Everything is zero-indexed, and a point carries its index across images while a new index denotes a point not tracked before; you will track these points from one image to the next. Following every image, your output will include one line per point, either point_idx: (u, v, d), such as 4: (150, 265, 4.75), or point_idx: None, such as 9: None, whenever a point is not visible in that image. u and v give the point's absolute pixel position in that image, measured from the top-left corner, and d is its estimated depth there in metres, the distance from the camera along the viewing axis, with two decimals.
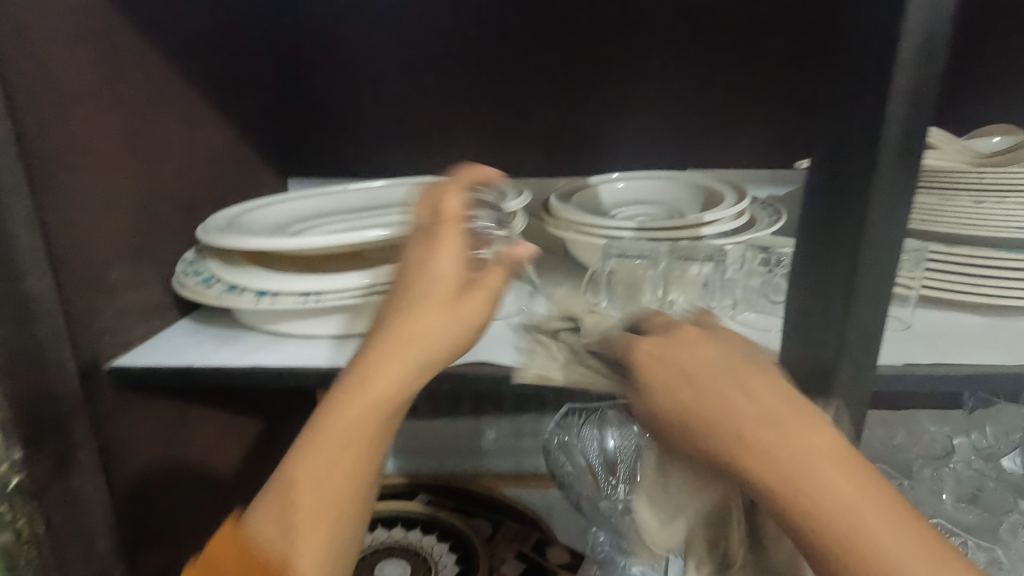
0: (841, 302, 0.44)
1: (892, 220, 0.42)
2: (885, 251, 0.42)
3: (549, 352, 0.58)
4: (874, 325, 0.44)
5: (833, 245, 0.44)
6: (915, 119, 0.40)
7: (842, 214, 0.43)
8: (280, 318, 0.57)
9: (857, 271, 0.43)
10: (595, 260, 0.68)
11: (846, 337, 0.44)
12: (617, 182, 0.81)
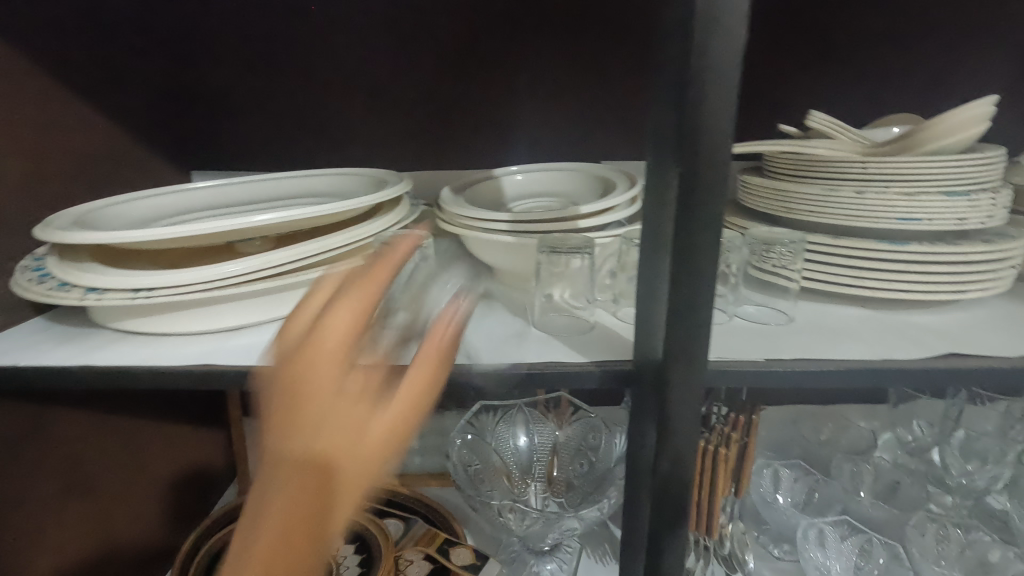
0: (669, 294, 0.43)
1: (714, 210, 0.41)
2: (707, 241, 0.41)
3: None
4: (705, 318, 0.43)
5: (661, 236, 0.43)
6: (730, 105, 0.39)
7: (666, 204, 0.42)
8: (123, 315, 0.55)
9: (681, 261, 0.42)
10: (485, 253, 0.66)
11: (676, 330, 0.43)
12: (516, 175, 0.79)
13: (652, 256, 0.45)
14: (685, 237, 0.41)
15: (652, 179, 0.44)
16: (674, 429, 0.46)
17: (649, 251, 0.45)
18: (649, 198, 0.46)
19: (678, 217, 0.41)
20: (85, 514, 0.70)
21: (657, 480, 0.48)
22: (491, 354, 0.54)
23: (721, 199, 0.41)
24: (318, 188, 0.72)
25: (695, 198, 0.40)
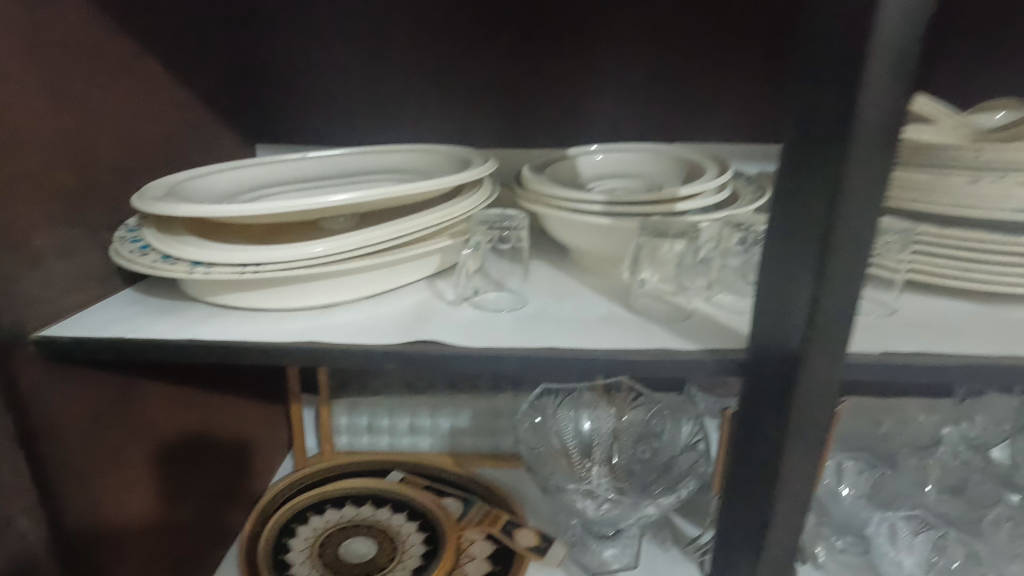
0: (811, 284, 0.41)
1: (868, 196, 0.39)
2: (856, 228, 0.39)
3: (509, 333, 0.54)
4: (848, 311, 0.41)
5: (803, 223, 0.41)
6: (893, 88, 0.36)
7: (814, 188, 0.40)
8: (221, 289, 0.55)
9: (829, 249, 0.40)
10: (573, 236, 0.64)
11: (814, 322, 0.42)
12: (596, 155, 0.76)
13: (788, 241, 0.43)
14: (837, 225, 0.39)
15: (792, 163, 0.42)
16: (799, 424, 0.45)
17: (785, 237, 0.43)
18: (783, 181, 0.43)
19: (830, 202, 0.39)
20: (165, 487, 0.71)
21: (774, 474, 0.46)
22: (596, 339, 0.53)
23: (877, 184, 0.38)
24: (396, 164, 0.70)
25: (850, 184, 0.38)
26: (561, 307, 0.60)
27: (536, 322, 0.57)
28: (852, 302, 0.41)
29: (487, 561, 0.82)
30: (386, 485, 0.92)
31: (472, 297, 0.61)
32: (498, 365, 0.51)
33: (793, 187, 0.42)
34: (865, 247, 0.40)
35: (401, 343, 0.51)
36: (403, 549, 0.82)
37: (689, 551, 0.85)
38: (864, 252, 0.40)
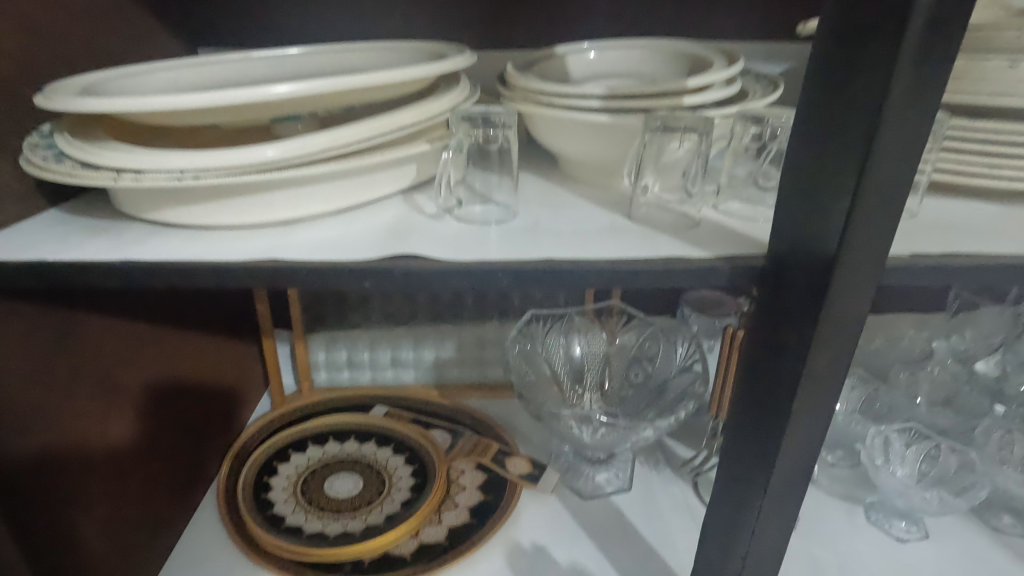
0: (855, 172, 0.35)
1: (934, 57, 0.32)
2: (915, 100, 0.33)
3: (500, 246, 0.48)
4: (895, 203, 0.35)
5: (849, 96, 0.35)
6: None
7: (866, 51, 0.33)
8: (162, 203, 0.47)
9: (881, 127, 0.33)
10: (567, 140, 0.57)
11: (856, 216, 0.35)
12: (588, 52, 0.68)
13: (825, 122, 0.37)
14: (893, 95, 0.32)
15: (839, 28, 0.35)
16: (829, 335, 0.40)
17: (823, 117, 0.37)
18: (824, 48, 0.36)
19: (885, 67, 0.32)
20: (125, 431, 0.65)
21: (794, 390, 0.42)
22: (596, 249, 0.47)
23: (947, 40, 0.31)
24: (361, 61, 0.61)
25: (915, 41, 0.31)
26: (556, 218, 0.54)
27: (529, 235, 0.50)
28: (901, 193, 0.35)
29: (478, 490, 0.79)
30: (370, 420, 0.88)
31: (454, 210, 0.54)
32: (488, 281, 0.45)
33: (843, 53, 0.35)
34: (923, 124, 0.34)
35: (375, 258, 0.45)
36: (391, 483, 0.79)
37: (682, 471, 0.84)
38: (920, 130, 0.34)
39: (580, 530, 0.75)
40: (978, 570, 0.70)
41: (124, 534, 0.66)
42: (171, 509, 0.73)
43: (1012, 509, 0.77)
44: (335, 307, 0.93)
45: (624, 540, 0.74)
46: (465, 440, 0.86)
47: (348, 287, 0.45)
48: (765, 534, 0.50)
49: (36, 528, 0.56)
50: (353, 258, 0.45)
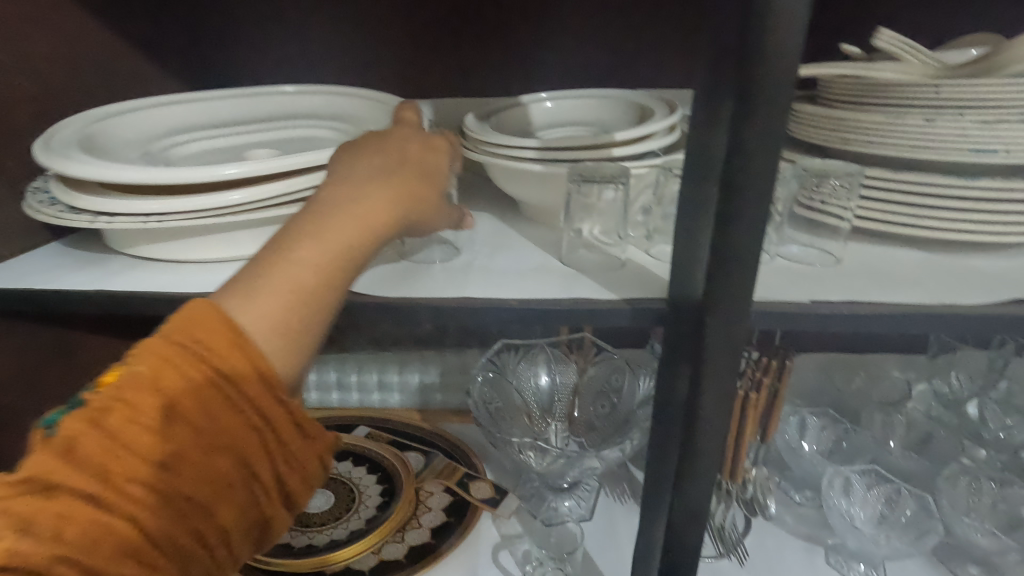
0: (714, 230, 0.40)
1: (775, 135, 0.37)
2: (759, 168, 0.38)
3: (427, 281, 0.53)
4: (756, 254, 0.40)
5: (711, 164, 0.40)
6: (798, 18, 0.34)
7: (719, 128, 0.39)
8: (140, 241, 0.54)
9: (732, 195, 0.39)
10: (512, 185, 0.62)
11: (723, 266, 0.41)
12: (546, 103, 0.73)
13: (698, 183, 0.42)
14: (742, 170, 0.38)
15: (703, 101, 0.40)
16: (714, 369, 0.44)
17: (697, 180, 0.42)
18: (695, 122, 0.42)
19: (732, 145, 0.38)
20: None
21: (690, 421, 0.46)
22: (513, 285, 0.51)
23: (780, 121, 0.37)
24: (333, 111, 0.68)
25: (749, 124, 0.37)
26: (490, 255, 0.58)
27: (461, 271, 0.55)
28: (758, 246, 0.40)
29: (443, 511, 0.83)
30: (349, 440, 0.93)
31: (401, 249, 0.60)
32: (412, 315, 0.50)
33: (706, 125, 0.40)
34: (769, 190, 0.38)
35: None
36: (361, 500, 0.84)
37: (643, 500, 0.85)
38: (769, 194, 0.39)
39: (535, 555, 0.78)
40: None
41: None
42: None
43: None
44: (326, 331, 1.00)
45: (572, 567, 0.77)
46: (435, 463, 0.90)
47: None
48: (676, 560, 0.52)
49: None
50: None
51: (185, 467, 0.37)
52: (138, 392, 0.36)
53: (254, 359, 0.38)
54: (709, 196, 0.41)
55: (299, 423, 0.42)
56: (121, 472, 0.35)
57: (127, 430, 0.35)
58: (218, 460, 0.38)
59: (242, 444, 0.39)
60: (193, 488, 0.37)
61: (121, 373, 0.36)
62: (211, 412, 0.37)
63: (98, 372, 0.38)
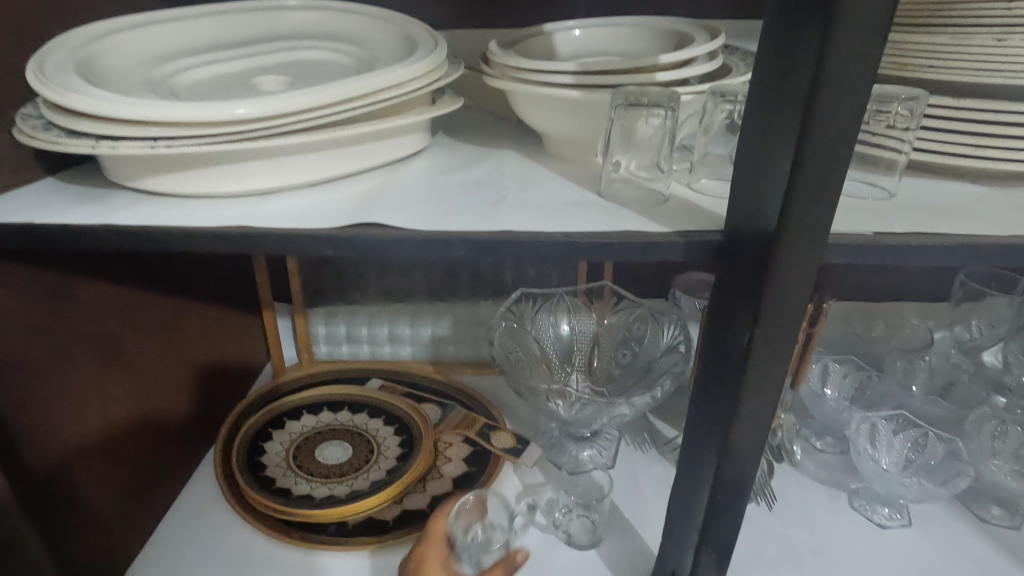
0: (790, 152, 0.36)
1: (869, 41, 0.33)
2: (849, 81, 0.34)
3: (458, 216, 0.49)
4: (837, 182, 0.36)
5: (788, 79, 0.36)
6: None
7: (801, 33, 0.34)
8: (144, 172, 0.50)
9: (816, 113, 0.34)
10: (543, 117, 0.58)
11: (799, 192, 0.37)
12: (574, 30, 0.68)
13: (770, 103, 0.38)
14: (831, 81, 0.33)
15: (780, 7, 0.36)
16: (776, 306, 0.41)
17: (771, 99, 0.38)
18: (769, 34, 0.37)
19: (819, 52, 0.33)
20: (125, 392, 0.69)
21: (745, 360, 0.43)
22: (554, 220, 0.48)
23: (879, 22, 0.32)
24: (344, 37, 0.63)
25: (843, 27, 0.32)
26: (523, 192, 0.55)
27: (492, 207, 0.51)
28: (839, 171, 0.36)
29: (463, 462, 0.81)
30: (363, 393, 0.91)
31: (426, 184, 0.56)
32: (448, 250, 0.47)
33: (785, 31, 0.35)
34: (857, 107, 0.34)
35: (335, 227, 0.47)
36: (379, 452, 0.82)
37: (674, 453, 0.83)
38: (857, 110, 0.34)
39: (562, 503, 0.77)
40: (958, 559, 0.69)
41: (122, 491, 0.70)
42: (167, 474, 0.77)
43: (1003, 501, 0.75)
44: (335, 282, 0.96)
45: (601, 515, 0.74)
46: (452, 415, 0.88)
47: (316, 253, 0.47)
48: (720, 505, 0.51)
49: (42, 479, 0.60)
50: (322, 227, 0.48)
51: (127, 387, 0.70)
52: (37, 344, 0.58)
53: (130, 354, 0.70)
54: (782, 115, 0.37)
55: (161, 397, 0.75)
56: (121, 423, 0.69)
57: (144, 361, 0.72)
58: (146, 393, 0.73)
59: (122, 379, 0.69)
60: (100, 435, 0.66)
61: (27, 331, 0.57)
62: (123, 382, 0.69)
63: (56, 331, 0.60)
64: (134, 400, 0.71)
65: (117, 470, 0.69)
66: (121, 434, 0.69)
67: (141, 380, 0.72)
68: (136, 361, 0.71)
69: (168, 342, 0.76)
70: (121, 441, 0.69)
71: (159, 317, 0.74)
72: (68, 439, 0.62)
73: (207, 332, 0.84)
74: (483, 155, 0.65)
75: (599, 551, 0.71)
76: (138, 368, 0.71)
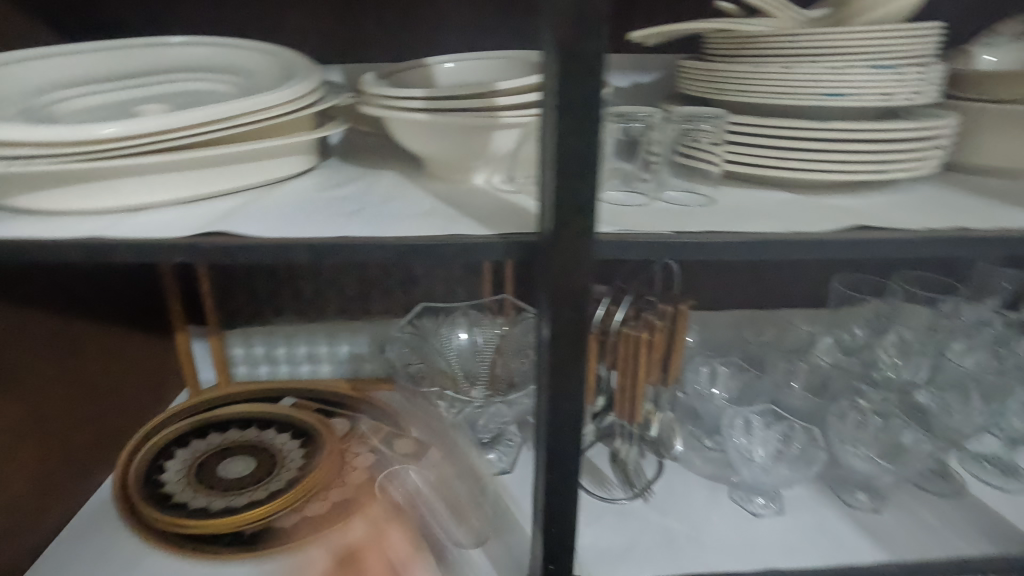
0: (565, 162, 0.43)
1: None
2: (588, 112, 0.44)
3: (310, 225, 0.54)
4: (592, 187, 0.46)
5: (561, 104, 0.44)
6: None
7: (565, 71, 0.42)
8: (15, 190, 0.54)
9: (581, 137, 0.45)
10: (407, 140, 0.65)
11: (575, 196, 0.46)
12: (447, 63, 0.74)
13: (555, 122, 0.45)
14: (585, 112, 0.44)
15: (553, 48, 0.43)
16: (565, 289, 0.49)
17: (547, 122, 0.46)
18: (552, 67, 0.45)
19: None
20: (25, 407, 0.71)
21: (559, 342, 0.51)
22: (398, 227, 0.53)
23: None
24: (228, 68, 0.68)
25: None
26: (380, 205, 0.60)
27: (344, 218, 0.56)
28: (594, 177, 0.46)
29: (365, 470, 0.84)
30: (273, 409, 0.93)
31: (295, 199, 0.61)
32: (290, 256, 0.52)
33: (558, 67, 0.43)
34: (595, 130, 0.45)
35: (191, 234, 0.52)
36: (282, 463, 0.84)
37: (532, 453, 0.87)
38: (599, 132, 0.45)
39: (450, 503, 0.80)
40: (817, 540, 0.74)
41: (12, 503, 0.70)
42: (64, 494, 0.77)
43: (865, 487, 0.81)
44: (249, 303, 1.00)
45: (488, 514, 0.77)
46: (360, 426, 0.92)
47: (175, 260, 0.52)
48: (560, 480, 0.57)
49: None
50: (179, 237, 0.52)
51: (30, 404, 0.72)
52: None
53: (32, 373, 0.73)
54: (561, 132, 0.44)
55: (64, 416, 0.78)
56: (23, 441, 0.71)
57: (47, 379, 0.75)
58: (49, 410, 0.75)
59: (24, 397, 0.71)
60: (3, 451, 0.68)
61: None
62: (24, 400, 0.71)
63: None
64: (37, 417, 0.73)
65: (18, 487, 0.70)
66: (25, 450, 0.71)
67: (44, 398, 0.74)
68: (38, 379, 0.74)
69: (72, 361, 0.79)
70: (25, 457, 0.71)
71: (63, 337, 0.78)
72: None
73: (115, 354, 0.87)
74: (361, 175, 0.71)
75: (484, 549, 0.73)
76: (40, 387, 0.74)
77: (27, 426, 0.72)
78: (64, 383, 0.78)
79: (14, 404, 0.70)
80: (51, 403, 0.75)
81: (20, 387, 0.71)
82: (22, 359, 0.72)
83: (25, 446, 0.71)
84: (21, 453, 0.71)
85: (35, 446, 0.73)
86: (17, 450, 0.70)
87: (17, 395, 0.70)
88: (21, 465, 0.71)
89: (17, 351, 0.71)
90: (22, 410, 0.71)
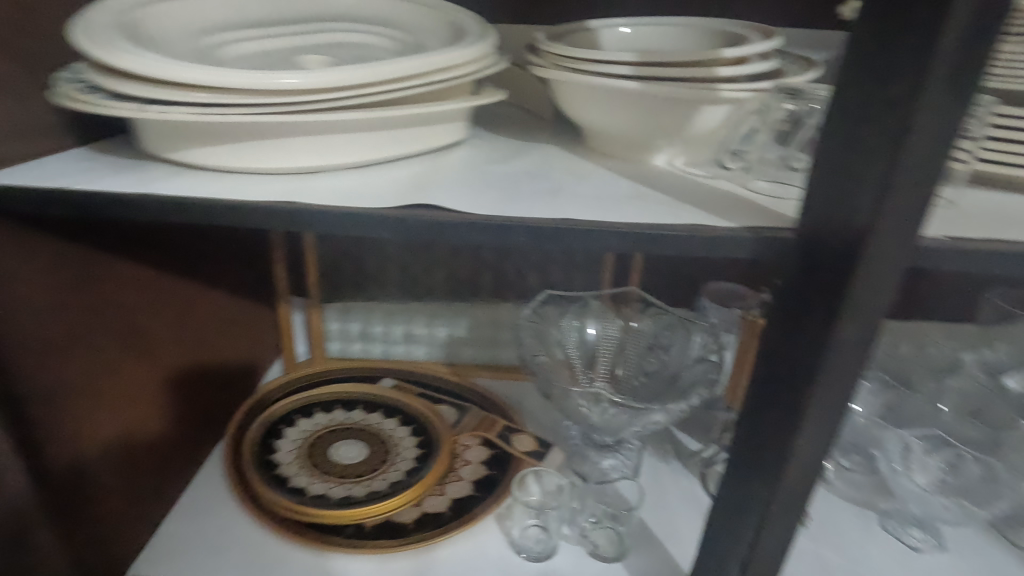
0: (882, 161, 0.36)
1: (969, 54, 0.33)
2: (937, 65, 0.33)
3: (510, 202, 0.47)
4: (912, 172, 0.35)
5: (878, 87, 0.35)
6: None
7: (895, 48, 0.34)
8: (186, 142, 0.48)
9: (913, 115, 0.34)
10: (591, 113, 0.57)
11: (890, 199, 0.36)
12: (621, 27, 0.66)
13: (853, 111, 0.37)
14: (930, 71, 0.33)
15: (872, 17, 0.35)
16: (836, 297, 0.40)
17: (869, 82, 0.35)
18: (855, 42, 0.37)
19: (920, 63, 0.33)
20: (142, 372, 0.69)
21: (815, 359, 0.42)
22: (612, 211, 0.47)
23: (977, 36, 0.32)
24: (389, 19, 0.61)
25: (947, 41, 0.32)
26: (569, 183, 0.53)
27: (541, 196, 0.49)
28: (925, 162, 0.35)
29: (483, 466, 0.79)
30: (380, 392, 0.88)
31: (471, 170, 0.55)
32: (499, 236, 0.45)
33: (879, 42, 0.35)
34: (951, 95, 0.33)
35: (389, 207, 0.46)
36: (396, 453, 0.79)
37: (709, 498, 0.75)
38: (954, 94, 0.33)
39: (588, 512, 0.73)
40: None
41: (127, 468, 0.68)
42: (175, 461, 0.76)
43: None
44: (354, 277, 0.95)
45: (627, 527, 0.71)
46: (472, 416, 0.86)
47: (367, 235, 0.46)
48: (764, 504, 0.51)
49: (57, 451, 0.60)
50: (368, 208, 0.46)
51: (147, 370, 0.70)
52: (64, 321, 0.59)
53: (153, 337, 0.70)
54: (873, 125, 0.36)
55: (179, 382, 0.75)
56: (140, 407, 0.69)
57: (167, 345, 0.72)
58: (166, 377, 0.73)
59: (143, 363, 0.69)
60: (118, 417, 0.66)
61: (53, 308, 0.57)
62: (143, 365, 0.69)
63: (81, 309, 0.60)
64: (154, 383, 0.71)
65: (131, 453, 0.69)
66: (139, 417, 0.69)
67: (161, 363, 0.72)
68: (157, 344, 0.71)
69: (191, 327, 0.76)
70: (140, 423, 0.70)
71: (184, 301, 0.74)
72: (86, 419, 0.62)
73: (228, 320, 0.84)
74: (524, 147, 0.64)
75: (626, 564, 0.68)
76: (159, 352, 0.71)
77: (143, 392, 0.69)
78: (182, 348, 0.75)
79: (132, 370, 0.67)
80: (168, 369, 0.73)
81: (141, 353, 0.69)
82: (145, 323, 0.69)
83: (140, 412, 0.69)
84: (136, 420, 0.69)
85: (151, 412, 0.71)
86: (132, 416, 0.68)
87: (136, 361, 0.68)
88: (135, 432, 0.69)
89: (142, 316, 0.68)
90: (140, 376, 0.69)
